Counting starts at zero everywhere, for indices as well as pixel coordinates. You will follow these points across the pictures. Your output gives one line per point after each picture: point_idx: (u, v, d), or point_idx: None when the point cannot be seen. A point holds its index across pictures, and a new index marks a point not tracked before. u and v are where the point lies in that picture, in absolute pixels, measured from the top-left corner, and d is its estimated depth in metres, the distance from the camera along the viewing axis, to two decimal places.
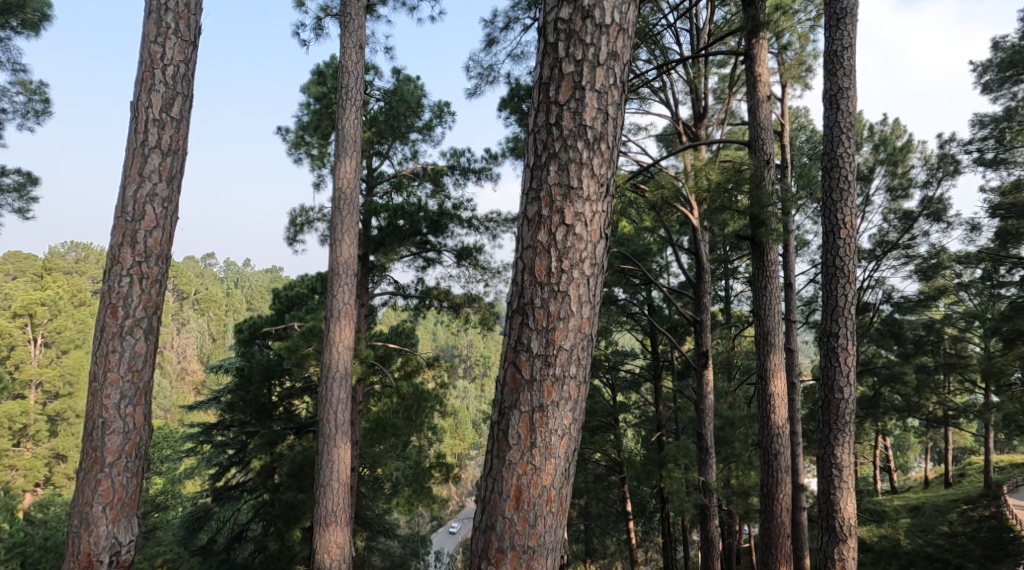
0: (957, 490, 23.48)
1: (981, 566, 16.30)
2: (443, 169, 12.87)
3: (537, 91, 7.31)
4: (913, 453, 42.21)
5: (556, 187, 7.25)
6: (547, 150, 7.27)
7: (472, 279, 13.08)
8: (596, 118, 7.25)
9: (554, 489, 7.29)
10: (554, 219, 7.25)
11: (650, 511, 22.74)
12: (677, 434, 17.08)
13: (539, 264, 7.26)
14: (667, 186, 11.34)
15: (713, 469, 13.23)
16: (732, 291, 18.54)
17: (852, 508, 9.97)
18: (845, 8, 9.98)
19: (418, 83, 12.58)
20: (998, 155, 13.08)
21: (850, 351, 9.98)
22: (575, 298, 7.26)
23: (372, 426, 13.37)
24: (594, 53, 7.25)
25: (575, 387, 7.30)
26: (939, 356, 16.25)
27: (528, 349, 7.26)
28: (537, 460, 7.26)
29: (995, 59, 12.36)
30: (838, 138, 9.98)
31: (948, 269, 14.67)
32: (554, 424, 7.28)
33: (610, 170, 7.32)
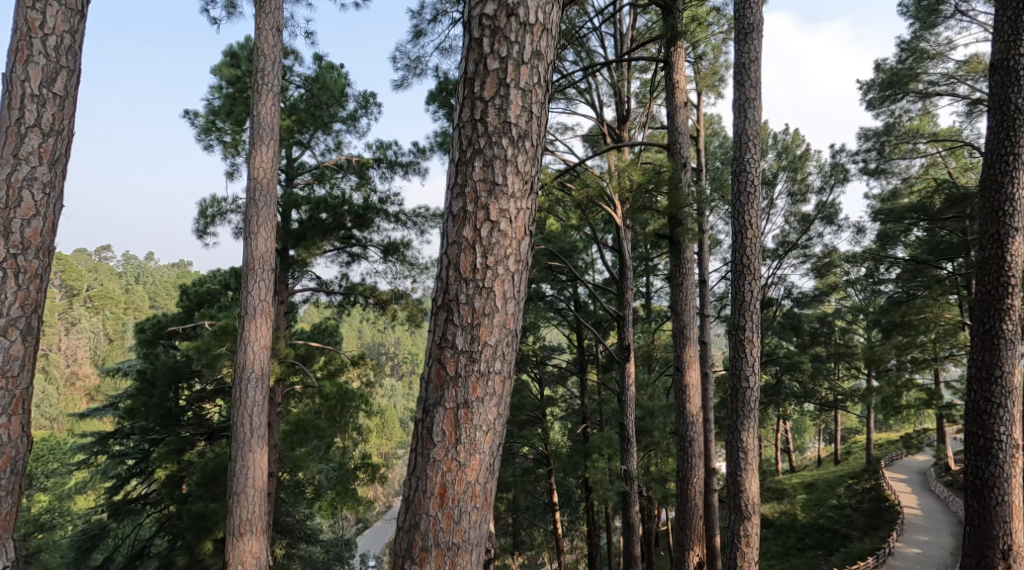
0: (844, 466, 25.52)
1: (864, 533, 17.96)
2: (369, 162, 13.27)
3: (463, 86, 7.88)
4: (808, 434, 45.08)
5: (481, 183, 7.83)
6: (473, 146, 7.84)
7: (399, 275, 13.55)
8: (520, 116, 7.85)
9: (479, 484, 7.87)
10: (479, 214, 7.83)
11: (575, 501, 23.74)
12: (602, 426, 17.91)
13: (463, 260, 7.83)
14: (592, 185, 11.79)
15: (633, 457, 13.88)
16: (652, 287, 19.38)
17: (756, 487, 10.83)
18: (752, 24, 10.81)
19: (340, 71, 12.86)
20: (879, 166, 14.05)
21: (756, 343, 10.81)
22: (500, 293, 7.85)
23: (293, 428, 13.19)
24: (519, 52, 7.84)
25: (499, 382, 7.89)
26: (830, 345, 17.71)
27: (453, 346, 7.83)
28: (462, 456, 7.83)
29: (877, 78, 13.33)
30: (746, 145, 10.78)
31: (839, 267, 15.78)
32: (479, 419, 7.86)
33: (534, 167, 7.93)
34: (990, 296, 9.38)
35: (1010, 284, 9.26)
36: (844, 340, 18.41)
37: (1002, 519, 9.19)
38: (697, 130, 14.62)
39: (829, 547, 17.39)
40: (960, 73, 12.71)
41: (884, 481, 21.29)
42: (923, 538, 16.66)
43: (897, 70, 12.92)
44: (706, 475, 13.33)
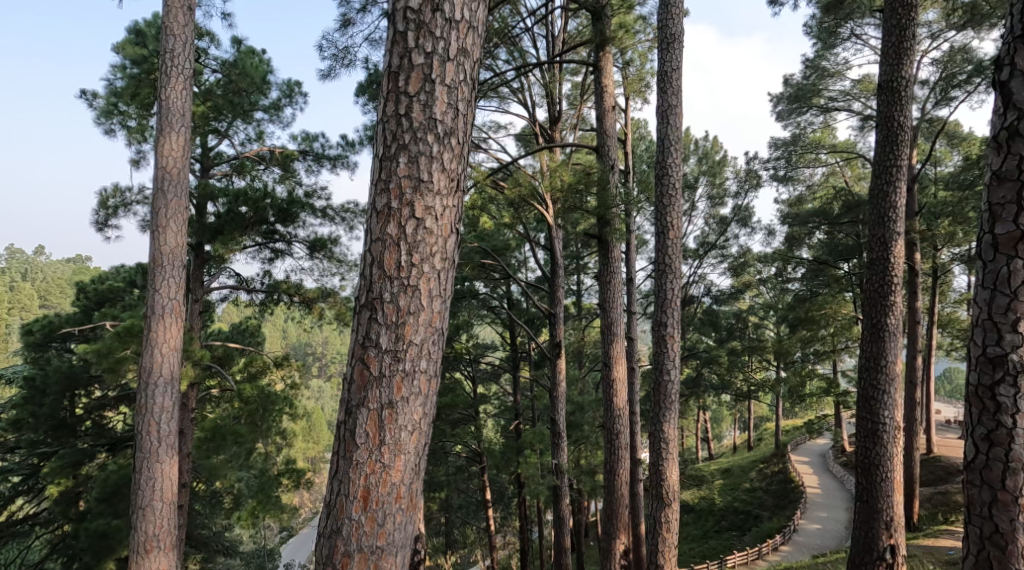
0: (757, 452, 26.96)
1: (774, 512, 19.05)
2: (293, 155, 13.33)
3: (387, 80, 7.87)
4: (725, 425, 47.14)
5: (406, 179, 7.84)
6: (397, 141, 7.84)
7: (327, 272, 13.75)
8: (446, 113, 7.86)
9: (404, 485, 7.86)
10: (403, 212, 7.84)
11: (508, 497, 24.25)
12: (534, 422, 18.43)
13: (388, 257, 7.84)
14: (525, 184, 12.23)
15: (564, 451, 14.25)
16: (583, 285, 20.11)
17: (677, 475, 11.45)
18: (674, 34, 11.35)
19: (261, 57, 12.64)
20: (787, 173, 14.94)
21: (677, 339, 11.43)
22: (426, 292, 7.87)
23: (210, 435, 12.91)
24: (444, 48, 7.86)
25: (425, 381, 7.91)
26: (745, 340, 18.60)
27: (377, 345, 7.81)
28: (386, 457, 7.81)
29: (784, 92, 14.15)
30: (668, 149, 11.33)
31: (753, 267, 16.82)
32: (404, 419, 7.85)
33: (459, 165, 7.96)
34: (877, 293, 9.71)
35: (894, 281, 9.64)
36: (756, 332, 19.50)
37: (886, 493, 9.53)
38: (625, 134, 15.22)
39: (743, 529, 18.40)
40: (855, 92, 13.60)
41: (789, 464, 22.46)
42: (823, 514, 17.66)
43: (801, 85, 13.78)
44: (632, 466, 13.95)
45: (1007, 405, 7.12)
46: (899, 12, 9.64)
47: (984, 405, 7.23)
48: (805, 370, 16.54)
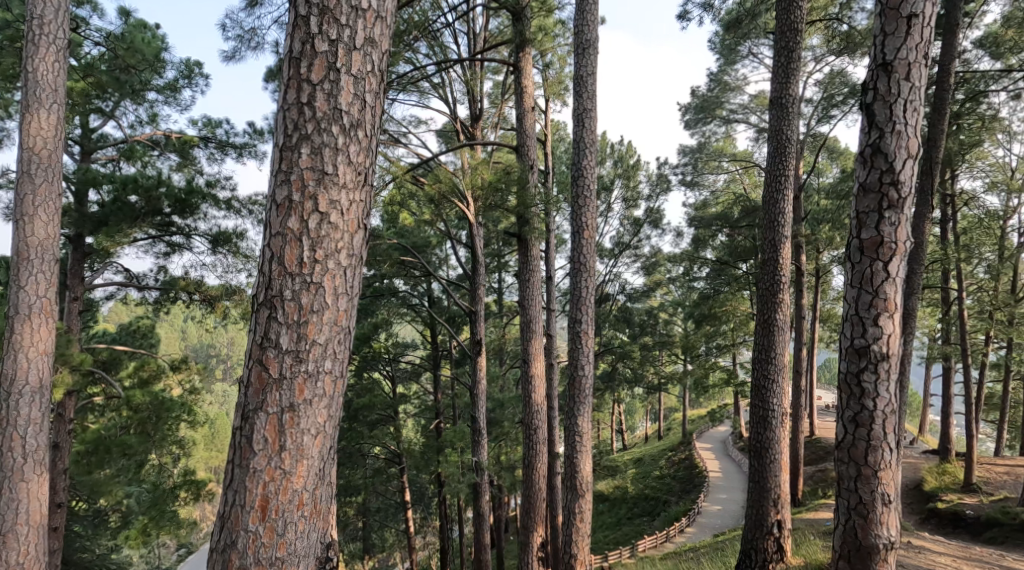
0: (667, 442, 28.08)
1: (681, 496, 20.02)
2: (192, 141, 12.81)
3: (289, 66, 7.32)
4: (636, 416, 48.81)
5: (308, 171, 7.29)
6: (299, 130, 7.29)
7: (231, 268, 13.19)
8: (352, 104, 7.34)
9: (307, 491, 7.29)
10: (306, 205, 7.28)
11: (427, 496, 24.53)
12: (455, 420, 18.75)
13: (288, 254, 7.27)
14: (445, 182, 12.50)
15: (485, 449, 14.46)
16: (504, 283, 20.54)
17: (589, 466, 11.94)
18: (589, 40, 11.75)
19: (154, 33, 11.72)
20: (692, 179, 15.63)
21: (591, 335, 11.97)
22: (330, 289, 7.32)
23: (91, 448, 12.25)
24: (350, 36, 7.33)
25: (330, 382, 7.36)
26: (657, 335, 19.40)
27: (277, 345, 7.25)
28: (287, 463, 7.24)
29: (691, 102, 14.87)
30: (583, 151, 11.80)
31: (664, 266, 17.76)
32: (307, 423, 7.30)
33: (368, 159, 7.45)
34: (768, 290, 10.38)
35: (783, 281, 10.29)
36: (665, 327, 20.33)
37: (774, 474, 10.21)
38: (545, 136, 15.57)
39: (652, 514, 19.43)
40: (752, 106, 14.40)
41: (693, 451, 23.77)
42: (722, 496, 18.72)
43: (706, 97, 14.54)
44: (551, 461, 14.34)
45: (871, 390, 7.77)
46: (789, 35, 10.26)
47: (852, 392, 7.88)
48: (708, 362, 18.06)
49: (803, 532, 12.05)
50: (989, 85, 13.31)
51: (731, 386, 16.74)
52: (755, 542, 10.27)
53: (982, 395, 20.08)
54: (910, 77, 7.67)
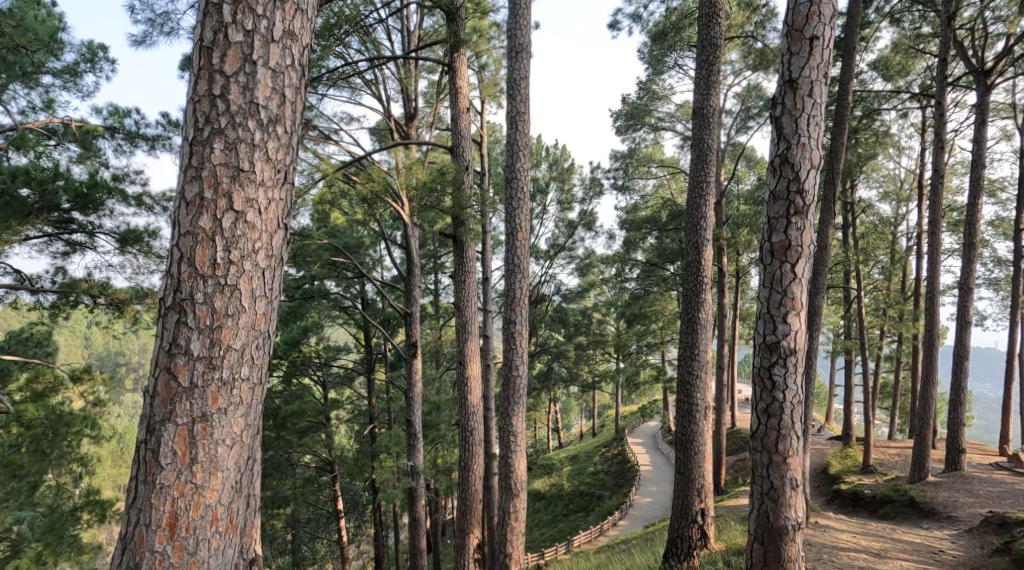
0: (601, 439, 28.70)
1: (613, 491, 20.54)
2: (96, 130, 11.82)
3: (201, 57, 7.35)
4: (571, 417, 49.55)
5: (222, 167, 7.33)
6: (211, 124, 7.33)
7: (141, 269, 12.31)
8: (270, 98, 7.41)
9: (221, 506, 7.30)
10: (219, 202, 7.31)
11: (362, 503, 24.51)
12: (390, 423, 18.80)
13: (200, 254, 7.29)
14: (378, 180, 12.37)
15: (420, 452, 14.47)
16: (440, 284, 20.76)
17: (523, 465, 12.10)
18: (522, 45, 11.95)
19: (49, 13, 11.33)
20: (623, 182, 16.14)
21: (525, 335, 12.14)
22: (247, 291, 7.36)
23: None
24: (267, 27, 7.41)
25: (247, 390, 7.39)
26: (591, 334, 19.77)
27: (188, 352, 7.25)
28: (199, 477, 7.24)
29: (622, 109, 15.27)
30: (517, 154, 11.97)
31: (597, 267, 18.16)
32: (221, 434, 7.30)
33: (288, 156, 7.52)
34: (692, 290, 10.80)
35: (706, 281, 10.72)
36: (598, 327, 20.73)
37: (697, 466, 10.63)
38: (481, 136, 15.80)
39: (587, 509, 19.86)
40: (679, 115, 14.90)
41: (625, 447, 24.36)
42: (653, 489, 19.27)
43: (636, 104, 14.96)
44: (489, 461, 14.50)
45: (780, 382, 8.17)
46: (712, 48, 10.67)
47: (764, 385, 8.29)
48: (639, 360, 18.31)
49: (723, 519, 12.54)
50: (881, 104, 14.60)
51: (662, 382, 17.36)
52: (680, 531, 10.69)
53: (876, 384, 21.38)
54: (813, 93, 8.12)
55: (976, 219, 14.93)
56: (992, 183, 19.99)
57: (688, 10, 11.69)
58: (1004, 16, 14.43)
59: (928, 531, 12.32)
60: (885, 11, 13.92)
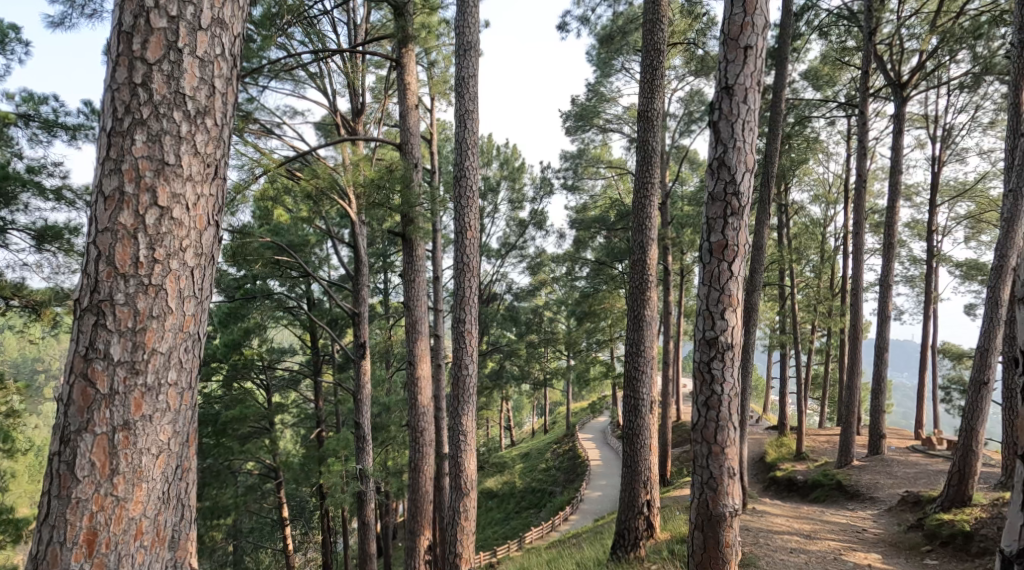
0: (552, 435, 29.05)
1: (564, 486, 20.85)
2: (9, 118, 11.31)
3: (120, 43, 6.87)
4: (523, 415, 49.98)
5: (145, 160, 6.87)
6: (132, 114, 6.86)
7: (60, 267, 12.01)
8: (198, 89, 6.96)
9: (146, 518, 6.83)
10: (142, 197, 6.85)
11: (311, 508, 24.32)
12: (338, 426, 18.63)
13: (120, 252, 6.82)
14: (324, 177, 11.73)
15: (370, 456, 14.15)
16: (389, 283, 20.79)
17: (473, 465, 11.86)
18: (471, 43, 11.76)
19: None
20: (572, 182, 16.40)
21: (474, 335, 11.87)
22: (174, 291, 6.92)
23: None
24: (194, 14, 6.96)
25: (174, 396, 6.94)
26: (541, 333, 19.79)
27: (108, 356, 6.78)
28: (120, 489, 6.77)
29: (571, 110, 15.52)
30: (466, 153, 11.68)
31: (547, 266, 18.36)
32: (145, 442, 6.85)
33: (217, 150, 7.08)
34: (637, 289, 11.07)
35: (650, 280, 11.02)
36: (549, 325, 20.83)
37: (643, 459, 10.88)
38: (430, 134, 15.83)
39: (539, 505, 20.11)
40: (626, 117, 15.20)
41: (575, 442, 24.75)
42: (602, 483, 19.63)
43: (585, 106, 15.21)
44: (440, 461, 14.55)
45: (720, 376, 8.16)
46: (656, 53, 10.91)
47: (704, 378, 8.29)
48: (589, 356, 19.38)
49: (669, 509, 12.84)
50: (811, 112, 15.35)
51: (610, 377, 18.00)
52: (627, 522, 10.94)
53: (809, 376, 22.08)
54: (748, 99, 8.10)
55: (895, 221, 15.48)
56: (908, 189, 20.82)
57: (634, 14, 12.05)
58: (918, 33, 15.02)
59: (853, 512, 12.80)
60: (814, 24, 14.40)
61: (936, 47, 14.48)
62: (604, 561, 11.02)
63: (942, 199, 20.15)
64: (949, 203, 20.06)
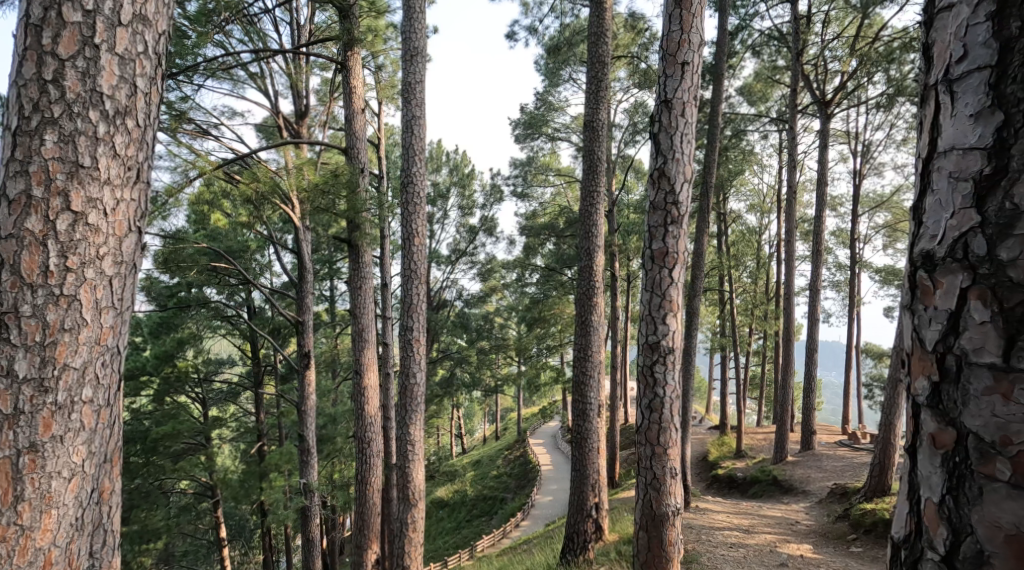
0: (503, 441, 29.27)
1: (516, 493, 21.04)
2: None
3: (22, 33, 4.69)
4: (474, 421, 50.40)
5: (55, 162, 4.68)
6: (40, 112, 4.67)
7: None
8: (119, 89, 4.82)
9: (60, 548, 4.66)
10: (53, 205, 4.68)
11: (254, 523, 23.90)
12: (281, 440, 18.47)
13: (24, 260, 4.62)
14: (263, 180, 10.85)
15: (313, 469, 13.65)
16: (335, 291, 20.79)
17: (422, 475, 11.11)
18: (416, 49, 10.81)
19: None
20: (522, 189, 16.62)
21: (421, 342, 11.19)
22: (89, 303, 4.77)
23: None
24: (112, 7, 4.81)
25: (91, 414, 4.80)
26: (493, 340, 19.52)
27: (6, 373, 4.56)
28: (25, 519, 4.57)
29: (520, 118, 15.69)
30: (413, 157, 10.82)
31: (499, 272, 18.87)
32: (56, 465, 4.67)
33: (141, 154, 4.99)
34: (585, 296, 11.25)
35: (598, 286, 11.24)
36: (500, 332, 20.80)
37: (592, 461, 11.05)
38: (377, 138, 15.89)
39: (491, 513, 20.23)
40: (573, 126, 15.46)
41: (527, 448, 24.97)
42: (554, 487, 19.83)
43: (533, 114, 15.37)
44: (387, 471, 14.64)
45: (661, 378, 7.96)
46: (599, 67, 11.08)
47: (646, 382, 8.08)
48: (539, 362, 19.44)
49: (617, 511, 13.13)
50: (746, 125, 15.83)
51: (560, 383, 18.51)
52: (576, 526, 11.04)
53: (747, 378, 22.63)
54: (686, 114, 7.80)
55: (823, 230, 15.94)
56: (833, 200, 21.52)
57: (581, 28, 12.34)
58: (839, 55, 15.61)
59: (786, 505, 13.18)
60: (747, 43, 14.85)
61: (856, 70, 15.04)
62: (554, 564, 11.16)
63: (862, 209, 20.97)
64: (868, 213, 20.89)
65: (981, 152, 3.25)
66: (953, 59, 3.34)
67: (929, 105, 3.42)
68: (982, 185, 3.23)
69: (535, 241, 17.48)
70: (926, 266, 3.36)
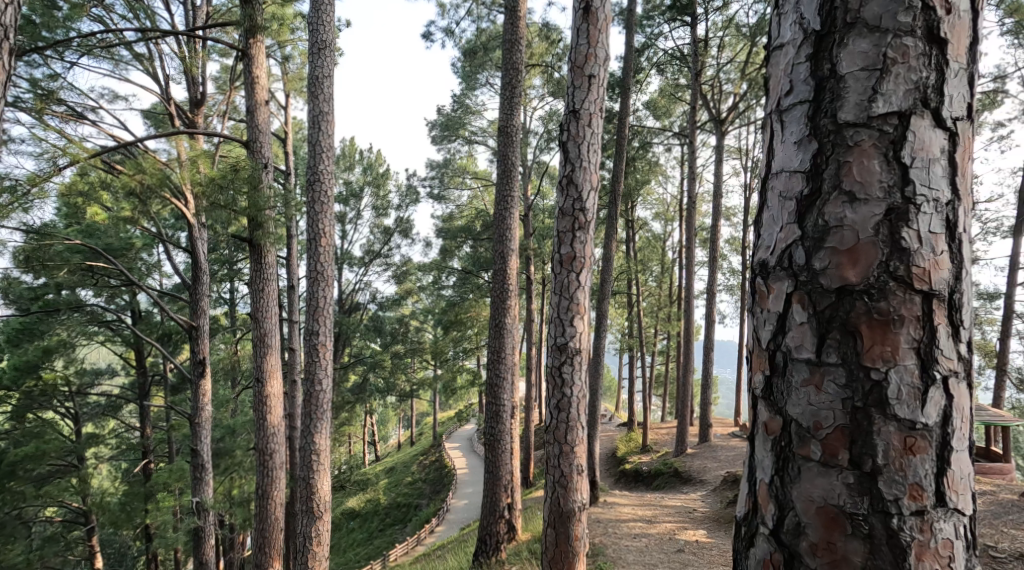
0: (417, 447, 29.15)
1: (430, 500, 21.12)
2: None
3: None
4: (390, 426, 50.08)
5: None
6: None
7: None
8: None
9: None
10: None
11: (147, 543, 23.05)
12: (173, 456, 17.79)
13: None
14: (150, 172, 10.19)
15: (208, 487, 13.14)
16: (236, 293, 20.43)
17: (327, 486, 10.92)
18: (324, 41, 10.63)
19: None
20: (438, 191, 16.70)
21: (327, 348, 10.97)
22: None
23: None
24: None
25: None
26: (408, 342, 19.45)
27: None
28: None
29: (437, 119, 15.78)
30: (322, 157, 10.52)
31: (413, 275, 18.97)
32: None
33: None
34: (499, 299, 11.42)
35: (511, 288, 11.40)
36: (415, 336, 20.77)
37: (505, 461, 11.23)
38: (285, 134, 15.62)
39: (404, 521, 20.21)
40: (489, 131, 15.63)
41: (442, 453, 24.98)
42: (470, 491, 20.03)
43: (450, 116, 15.47)
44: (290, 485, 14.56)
45: (569, 379, 8.17)
46: (514, 73, 11.23)
47: (554, 383, 8.26)
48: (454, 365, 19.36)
49: (530, 511, 13.32)
50: (653, 137, 16.30)
51: (476, 385, 18.37)
52: (489, 528, 11.22)
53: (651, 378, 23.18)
54: (592, 124, 8.03)
55: (719, 237, 16.49)
56: (730, 209, 22.29)
57: (496, 35, 12.51)
58: (732, 78, 16.26)
59: (686, 495, 13.61)
60: (653, 61, 15.26)
61: (746, 92, 15.69)
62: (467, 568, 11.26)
63: None
64: None
65: (802, 173, 4.11)
66: (783, 92, 4.19)
67: (767, 132, 4.26)
68: (803, 203, 4.10)
69: (453, 245, 17.65)
70: (761, 272, 4.19)
